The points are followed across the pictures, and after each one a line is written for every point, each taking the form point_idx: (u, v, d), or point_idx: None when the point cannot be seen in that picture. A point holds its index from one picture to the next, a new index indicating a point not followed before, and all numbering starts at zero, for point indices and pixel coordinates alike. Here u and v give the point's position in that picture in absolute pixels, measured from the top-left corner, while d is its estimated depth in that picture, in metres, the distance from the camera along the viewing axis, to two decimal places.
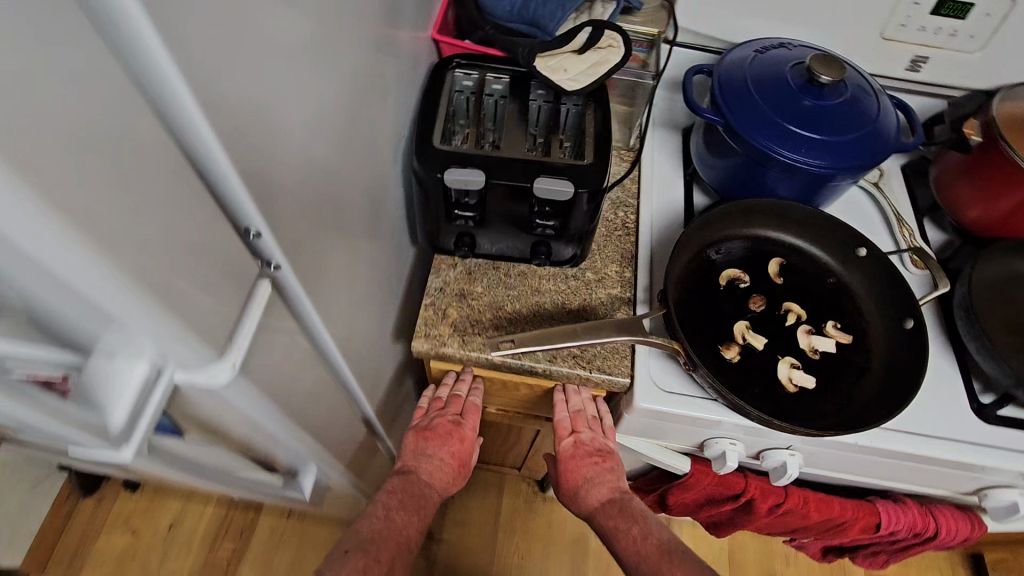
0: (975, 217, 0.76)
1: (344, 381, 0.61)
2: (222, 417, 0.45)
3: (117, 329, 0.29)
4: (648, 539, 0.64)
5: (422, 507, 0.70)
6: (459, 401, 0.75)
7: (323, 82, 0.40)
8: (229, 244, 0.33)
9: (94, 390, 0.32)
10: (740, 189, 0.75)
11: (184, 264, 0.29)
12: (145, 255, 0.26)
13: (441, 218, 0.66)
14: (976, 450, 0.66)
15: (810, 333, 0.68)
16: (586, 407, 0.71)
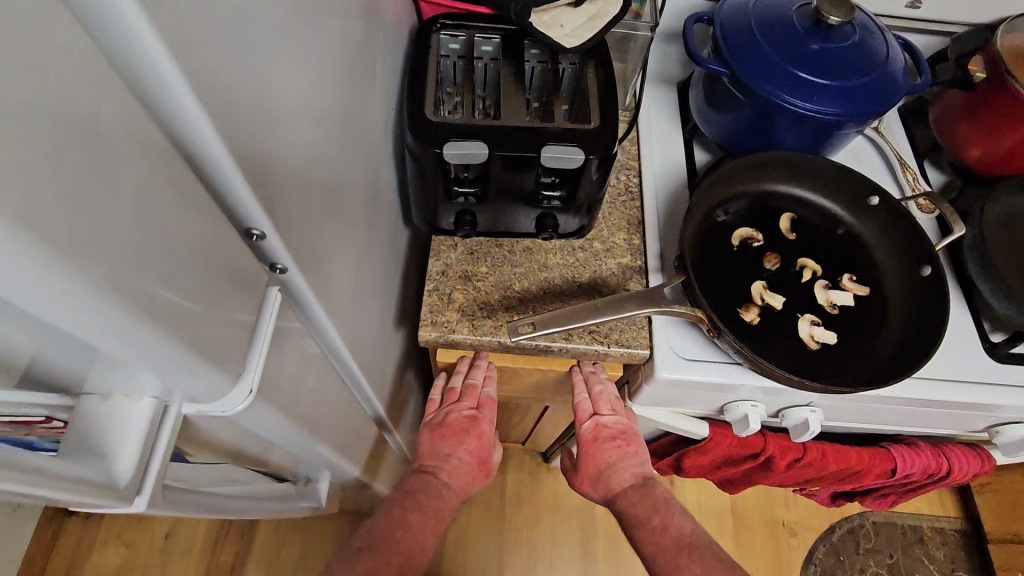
0: (975, 156, 0.76)
1: (352, 378, 0.57)
2: (227, 437, 0.40)
3: (113, 369, 0.25)
4: (667, 531, 0.65)
5: (440, 510, 0.69)
6: (474, 393, 0.70)
7: (315, 53, 0.35)
8: (240, 255, 0.29)
9: (90, 437, 0.28)
10: (745, 143, 0.72)
11: (193, 288, 0.25)
12: (152, 285, 0.23)
13: (439, 196, 0.61)
14: (992, 390, 0.66)
15: (827, 288, 0.66)
16: (607, 388, 0.70)
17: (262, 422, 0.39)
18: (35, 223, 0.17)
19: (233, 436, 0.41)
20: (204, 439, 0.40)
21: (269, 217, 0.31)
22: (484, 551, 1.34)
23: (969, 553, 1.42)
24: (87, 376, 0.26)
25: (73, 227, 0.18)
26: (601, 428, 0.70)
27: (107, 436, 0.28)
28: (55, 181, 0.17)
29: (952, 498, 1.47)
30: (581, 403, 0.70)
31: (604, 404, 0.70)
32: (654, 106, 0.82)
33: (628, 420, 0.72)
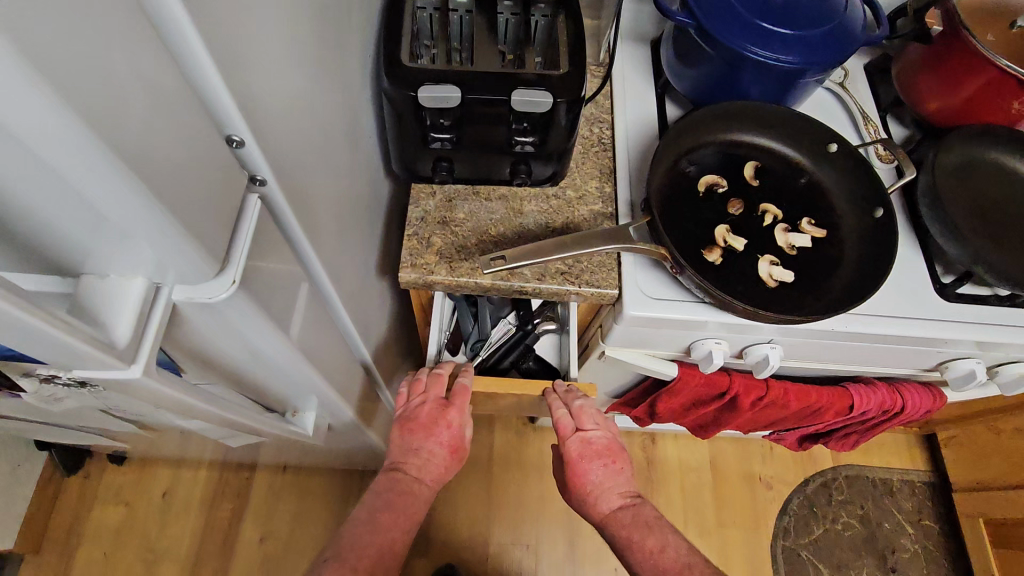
0: (935, 109, 0.79)
1: (333, 310, 0.61)
2: (221, 347, 0.44)
3: (115, 239, 0.29)
4: (665, 553, 0.69)
5: (412, 506, 0.71)
6: (441, 382, 0.76)
7: None
8: (216, 154, 0.32)
9: (92, 306, 0.31)
10: (714, 96, 0.75)
11: (178, 170, 0.29)
12: (146, 156, 0.26)
13: (416, 142, 0.64)
14: (940, 325, 0.71)
15: (787, 231, 0.70)
16: (588, 405, 0.76)
17: (255, 334, 0.43)
18: (54, 79, 0.20)
19: (233, 347, 0.45)
20: (202, 351, 0.44)
21: (249, 124, 0.33)
22: (473, 507, 1.39)
23: (935, 503, 1.49)
24: (92, 249, 0.30)
25: (82, 84, 0.22)
26: (586, 445, 0.75)
27: (106, 306, 0.31)
28: (66, 44, 0.20)
29: (921, 451, 1.54)
30: (563, 419, 0.75)
31: (587, 420, 0.74)
32: (628, 61, 0.84)
33: (611, 436, 0.78)
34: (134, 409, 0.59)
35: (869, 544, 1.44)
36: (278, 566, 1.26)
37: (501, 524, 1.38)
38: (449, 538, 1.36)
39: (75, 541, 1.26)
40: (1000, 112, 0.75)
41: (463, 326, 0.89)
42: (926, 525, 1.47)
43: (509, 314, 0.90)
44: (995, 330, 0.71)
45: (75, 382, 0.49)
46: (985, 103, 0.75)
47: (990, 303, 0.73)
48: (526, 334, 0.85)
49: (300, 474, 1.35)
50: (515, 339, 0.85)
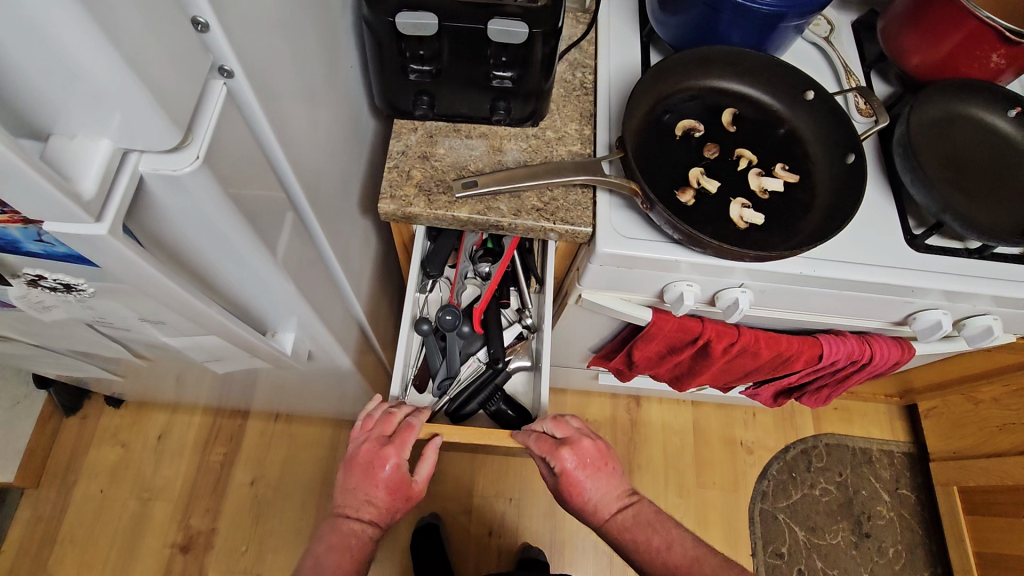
0: (917, 63, 0.79)
1: (314, 237, 0.63)
2: (203, 250, 0.47)
3: (87, 101, 0.31)
4: (672, 549, 0.73)
5: (354, 547, 0.74)
6: (386, 423, 0.78)
7: None
8: (181, 34, 0.33)
9: (63, 163, 0.33)
10: (696, 43, 0.75)
11: (146, 41, 0.30)
12: (116, 12, 0.28)
13: (396, 73, 0.65)
14: (908, 275, 0.72)
15: (760, 175, 0.71)
16: (564, 425, 0.78)
17: (234, 238, 0.45)
18: None
19: (212, 249, 0.47)
20: (175, 246, 0.46)
21: (212, 6, 0.34)
22: (458, 460, 1.43)
23: (913, 472, 1.51)
24: (63, 108, 0.31)
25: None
26: (582, 460, 0.76)
27: (75, 164, 0.33)
28: None
29: (902, 423, 1.56)
30: (542, 440, 0.77)
31: (566, 432, 0.78)
32: (615, 8, 0.84)
33: (596, 442, 0.79)
34: (120, 322, 0.62)
35: (846, 509, 1.47)
36: (268, 508, 1.30)
37: (486, 477, 1.42)
38: (436, 489, 1.40)
39: (72, 477, 1.30)
40: (979, 65, 0.76)
41: (432, 363, 0.90)
42: (902, 494, 1.49)
43: (478, 350, 0.92)
44: (961, 281, 0.73)
45: (60, 286, 0.52)
46: (965, 56, 0.76)
47: (958, 255, 0.74)
48: (496, 372, 0.89)
49: (291, 423, 1.38)
50: (485, 377, 0.89)
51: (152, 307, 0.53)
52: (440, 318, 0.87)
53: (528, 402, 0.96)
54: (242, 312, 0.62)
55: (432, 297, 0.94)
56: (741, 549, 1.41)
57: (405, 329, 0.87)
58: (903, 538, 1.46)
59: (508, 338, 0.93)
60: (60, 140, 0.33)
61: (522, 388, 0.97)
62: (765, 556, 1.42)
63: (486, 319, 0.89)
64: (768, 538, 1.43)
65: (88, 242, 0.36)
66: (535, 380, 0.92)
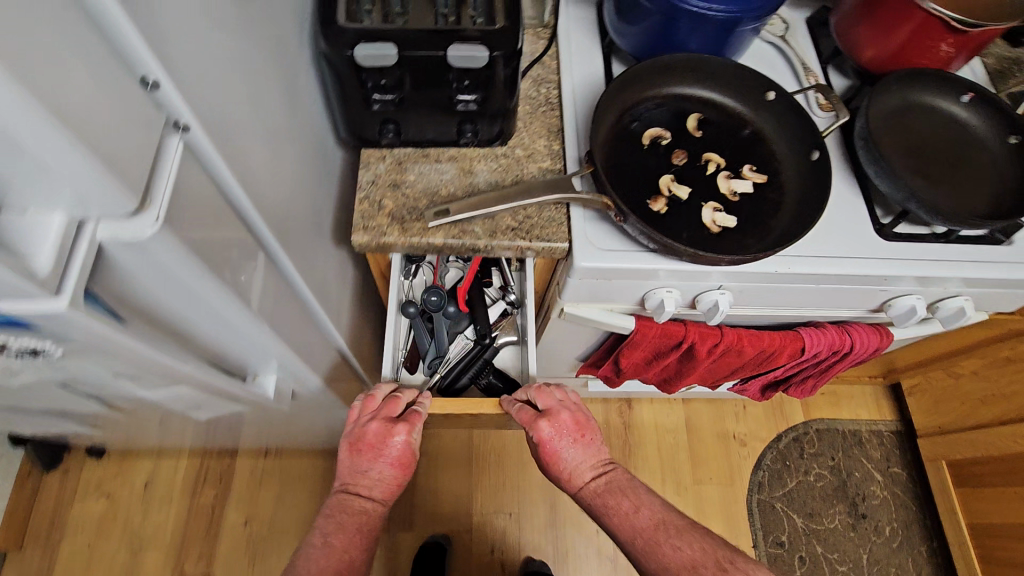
0: (871, 56, 0.82)
1: (287, 276, 0.61)
2: (173, 304, 0.46)
3: (36, 175, 0.30)
4: (640, 513, 0.71)
5: (366, 525, 0.72)
6: (393, 403, 0.78)
7: None
8: (126, 94, 0.32)
9: (15, 240, 0.32)
10: (657, 51, 0.76)
11: (86, 107, 0.29)
12: (57, 84, 0.27)
13: (360, 105, 0.64)
14: (879, 264, 0.74)
15: (729, 178, 0.72)
16: (545, 396, 0.80)
17: (202, 288, 0.43)
18: None
19: (180, 301, 0.45)
20: (142, 303, 0.45)
21: (160, 63, 0.33)
22: (454, 479, 1.42)
23: (902, 450, 1.54)
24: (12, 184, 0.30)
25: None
26: (558, 428, 0.77)
27: (29, 240, 0.32)
28: None
29: (888, 402, 1.59)
30: (524, 410, 0.78)
31: (547, 402, 0.79)
32: (573, 22, 0.85)
33: (576, 411, 0.80)
34: (93, 380, 0.60)
35: (840, 492, 1.49)
36: (265, 547, 1.28)
37: (483, 493, 1.41)
38: (433, 510, 1.39)
39: (57, 535, 1.26)
40: (931, 54, 0.79)
41: (420, 344, 0.90)
42: (894, 472, 1.52)
43: (466, 328, 0.92)
44: (930, 266, 0.75)
45: (27, 352, 0.50)
46: (917, 46, 0.78)
47: (927, 241, 0.76)
48: (484, 348, 0.88)
49: (281, 457, 1.35)
50: (472, 354, 0.88)
51: (125, 363, 0.52)
52: (424, 299, 0.86)
53: (518, 373, 0.96)
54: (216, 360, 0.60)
55: (415, 282, 0.94)
56: (743, 542, 1.42)
57: (392, 313, 0.85)
58: (898, 515, 1.48)
59: (494, 313, 0.92)
60: (11, 216, 0.32)
61: (510, 361, 0.97)
62: (766, 545, 1.43)
63: (471, 299, 0.89)
64: (768, 528, 1.44)
65: (49, 318, 0.34)
66: (523, 353, 0.91)
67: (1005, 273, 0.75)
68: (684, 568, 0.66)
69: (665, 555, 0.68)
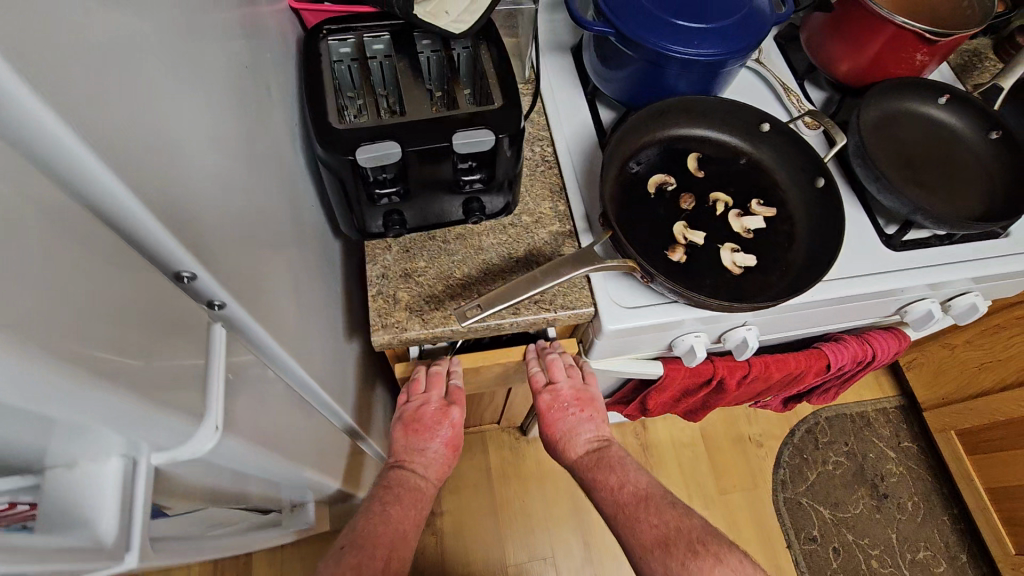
0: (847, 69, 0.83)
1: (305, 390, 0.58)
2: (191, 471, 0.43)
3: (65, 416, 0.29)
4: (623, 489, 0.68)
5: (420, 501, 0.70)
6: (440, 381, 0.73)
7: (208, 98, 0.38)
8: (161, 293, 0.33)
9: (72, 505, 0.34)
10: (645, 94, 0.75)
11: (120, 330, 0.30)
12: (85, 323, 0.27)
13: (363, 202, 0.61)
14: (893, 277, 0.74)
15: (740, 216, 0.72)
16: (558, 360, 0.73)
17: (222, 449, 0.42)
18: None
19: (200, 466, 0.43)
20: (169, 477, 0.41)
21: (198, 260, 0.34)
22: (483, 533, 1.38)
23: (909, 424, 1.58)
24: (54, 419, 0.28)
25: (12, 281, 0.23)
26: (558, 398, 0.72)
27: (87, 499, 0.34)
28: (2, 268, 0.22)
29: (889, 379, 1.63)
30: (535, 374, 0.73)
31: (557, 371, 0.72)
32: (553, 72, 0.83)
33: (582, 385, 0.73)
34: None
35: (859, 476, 1.51)
36: None
37: (514, 543, 1.37)
38: (466, 570, 1.35)
39: None
40: (906, 64, 0.80)
41: None
42: (905, 447, 1.56)
43: None
44: (941, 271, 0.76)
45: None
46: (892, 57, 0.79)
47: (933, 245, 0.77)
48: None
49: (300, 544, 1.28)
50: None
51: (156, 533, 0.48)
52: None
53: None
54: (226, 499, 0.56)
55: None
56: (775, 543, 1.43)
57: None
58: (916, 489, 1.51)
59: None
60: (60, 473, 0.34)
61: None
62: (799, 543, 1.44)
63: None
64: (798, 525, 1.45)
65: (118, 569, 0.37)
66: None
67: (1011, 266, 0.77)
68: (654, 545, 0.64)
69: (641, 531, 0.65)
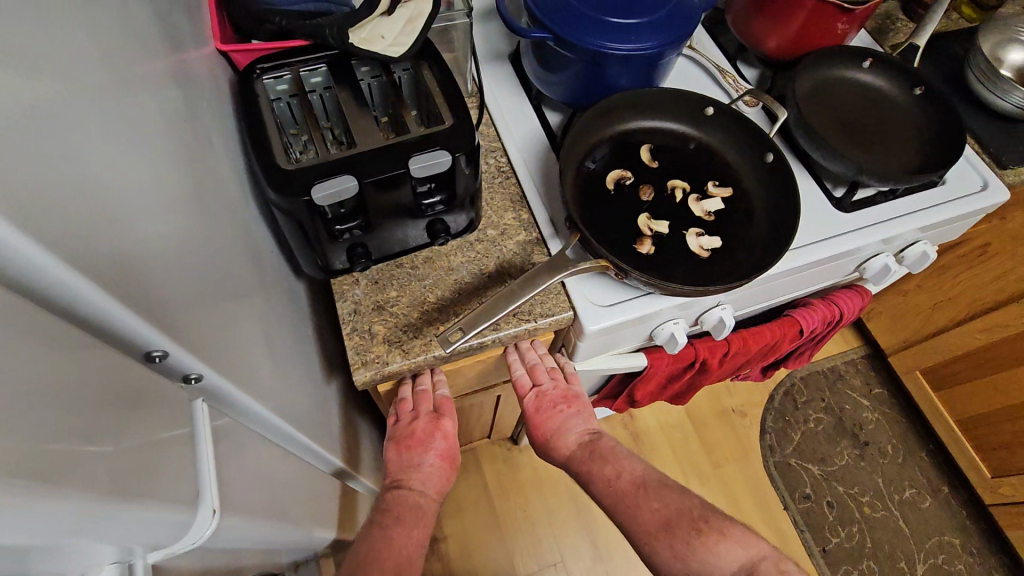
0: (775, 45, 0.86)
1: (289, 444, 0.56)
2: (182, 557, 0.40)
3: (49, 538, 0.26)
4: (621, 478, 0.66)
5: (421, 519, 0.68)
6: (427, 396, 0.71)
7: (151, 163, 0.36)
8: (125, 375, 0.32)
9: None
10: (588, 94, 0.76)
11: (88, 427, 0.28)
12: (51, 431, 0.25)
13: (324, 240, 0.59)
14: (850, 238, 0.77)
15: (699, 200, 0.73)
16: (540, 359, 0.74)
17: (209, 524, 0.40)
18: None
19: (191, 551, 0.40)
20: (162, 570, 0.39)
21: (166, 336, 0.33)
22: (491, 551, 1.36)
23: (877, 371, 1.65)
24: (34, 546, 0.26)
25: None
26: (543, 397, 0.73)
27: None
28: None
29: (852, 332, 1.70)
30: (519, 375, 0.74)
31: (540, 371, 0.73)
32: (495, 82, 0.83)
33: (568, 383, 0.74)
34: None
35: (839, 428, 1.57)
36: None
37: (523, 554, 1.36)
38: None
39: None
40: (830, 34, 0.83)
41: None
42: (877, 393, 1.63)
43: None
44: (892, 226, 0.79)
45: None
46: (816, 29, 0.82)
47: (880, 202, 0.81)
48: None
49: None
50: None
51: None
52: None
53: None
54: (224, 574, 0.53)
55: None
56: (773, 508, 1.47)
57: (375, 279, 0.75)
58: (893, 432, 1.58)
59: None
60: None
61: None
62: (795, 503, 1.48)
63: None
64: (791, 486, 1.49)
65: None
66: None
67: (953, 212, 0.81)
68: (657, 529, 0.62)
69: (641, 515, 0.63)
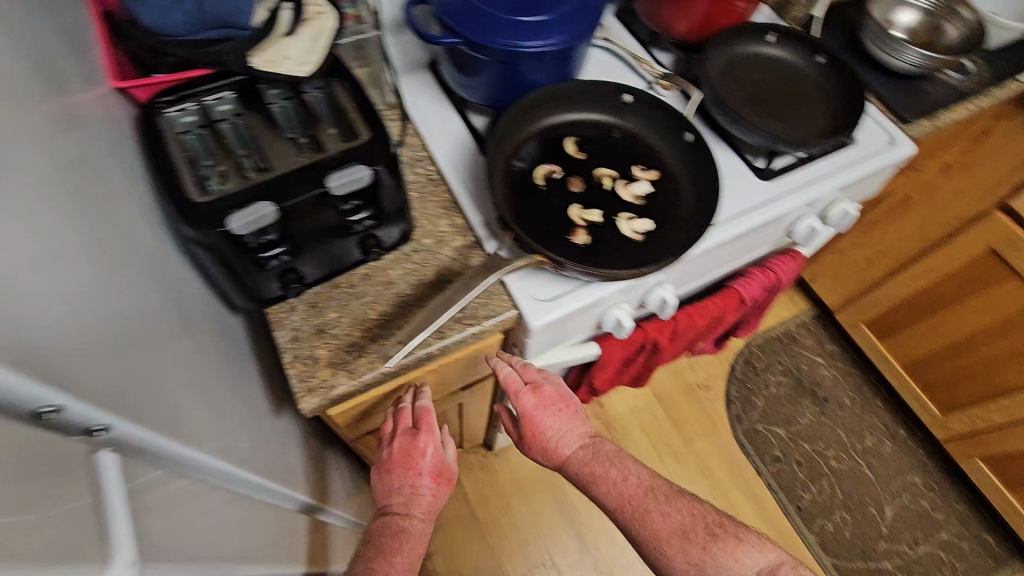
0: (685, 28, 0.89)
1: (238, 483, 0.54)
2: None
3: None
4: (628, 481, 0.68)
5: (409, 543, 0.65)
6: (408, 411, 0.72)
7: (36, 212, 0.34)
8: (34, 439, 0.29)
9: None
10: (509, 93, 0.77)
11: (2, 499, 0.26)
12: None
13: (251, 270, 0.58)
14: (773, 204, 0.80)
15: (626, 185, 0.75)
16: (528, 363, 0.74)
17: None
18: None
19: None
20: None
21: (59, 389, 0.31)
22: (478, 559, 1.35)
23: (827, 329, 1.72)
24: None
25: None
26: (541, 398, 0.72)
27: None
28: None
29: (799, 294, 1.76)
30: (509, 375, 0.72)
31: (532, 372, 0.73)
32: (416, 91, 0.83)
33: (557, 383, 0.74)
34: None
35: (798, 389, 1.63)
36: None
37: (510, 557, 1.36)
38: None
39: None
40: (733, 13, 0.88)
41: None
42: (829, 350, 1.69)
43: None
44: (812, 188, 0.83)
45: None
46: (720, 9, 0.87)
47: (798, 167, 0.84)
48: None
49: None
50: None
51: None
52: None
53: None
54: None
55: None
56: (746, 474, 1.51)
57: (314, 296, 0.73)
58: (849, 385, 1.65)
59: None
60: None
61: None
62: (767, 467, 1.52)
63: None
64: (761, 451, 1.54)
65: None
66: None
67: (866, 168, 0.85)
68: (672, 534, 0.66)
69: (655, 521, 0.66)
